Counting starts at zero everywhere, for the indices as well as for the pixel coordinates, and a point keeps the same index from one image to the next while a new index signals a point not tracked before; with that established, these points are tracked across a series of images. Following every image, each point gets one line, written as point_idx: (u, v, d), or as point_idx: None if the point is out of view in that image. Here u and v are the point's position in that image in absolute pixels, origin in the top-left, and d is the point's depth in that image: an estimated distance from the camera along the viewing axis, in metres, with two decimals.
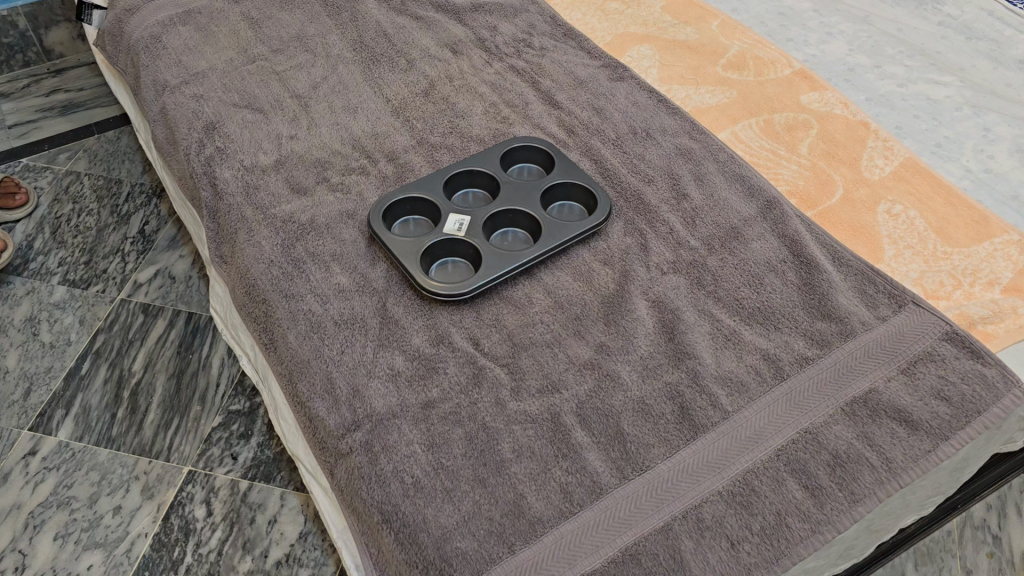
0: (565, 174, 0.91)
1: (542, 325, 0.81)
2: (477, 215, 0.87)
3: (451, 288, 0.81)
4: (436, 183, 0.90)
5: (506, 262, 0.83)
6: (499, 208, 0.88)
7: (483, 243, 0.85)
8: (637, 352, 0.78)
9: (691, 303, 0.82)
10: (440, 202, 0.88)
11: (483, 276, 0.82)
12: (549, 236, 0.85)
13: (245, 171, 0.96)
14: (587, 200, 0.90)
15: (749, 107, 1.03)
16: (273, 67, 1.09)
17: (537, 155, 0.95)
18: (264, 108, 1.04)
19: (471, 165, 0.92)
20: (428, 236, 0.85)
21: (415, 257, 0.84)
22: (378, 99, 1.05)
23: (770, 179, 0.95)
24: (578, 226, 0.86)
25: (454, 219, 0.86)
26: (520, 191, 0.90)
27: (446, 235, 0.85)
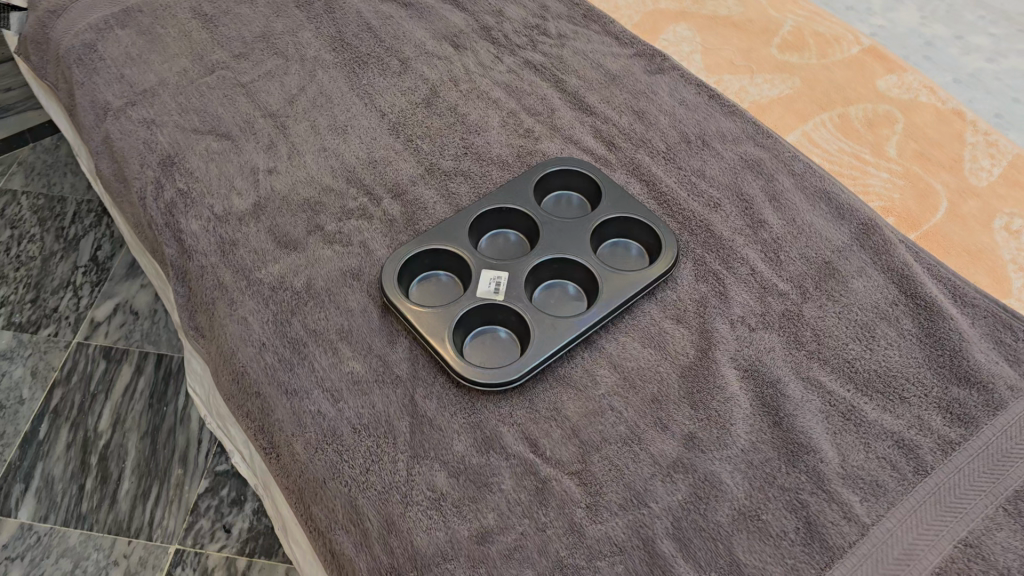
0: (617, 205, 0.74)
1: (613, 414, 0.64)
2: (515, 269, 0.70)
3: (496, 374, 0.64)
4: (460, 228, 0.73)
5: (560, 333, 0.66)
6: (542, 257, 0.71)
7: (528, 307, 0.68)
8: (737, 445, 0.62)
9: (792, 370, 0.67)
10: (467, 254, 0.71)
11: (534, 355, 0.65)
12: (609, 293, 0.69)
13: (216, 220, 0.77)
14: (648, 238, 0.73)
15: (817, 98, 0.86)
16: (237, 78, 0.89)
17: (578, 180, 0.78)
18: (231, 133, 0.84)
19: (499, 200, 0.75)
20: (458, 303, 0.68)
21: (445, 332, 0.67)
22: (371, 113, 0.86)
23: (858, 192, 0.78)
24: (643, 277, 0.70)
25: (489, 278, 0.69)
26: (565, 231, 0.72)
27: (481, 300, 0.68)
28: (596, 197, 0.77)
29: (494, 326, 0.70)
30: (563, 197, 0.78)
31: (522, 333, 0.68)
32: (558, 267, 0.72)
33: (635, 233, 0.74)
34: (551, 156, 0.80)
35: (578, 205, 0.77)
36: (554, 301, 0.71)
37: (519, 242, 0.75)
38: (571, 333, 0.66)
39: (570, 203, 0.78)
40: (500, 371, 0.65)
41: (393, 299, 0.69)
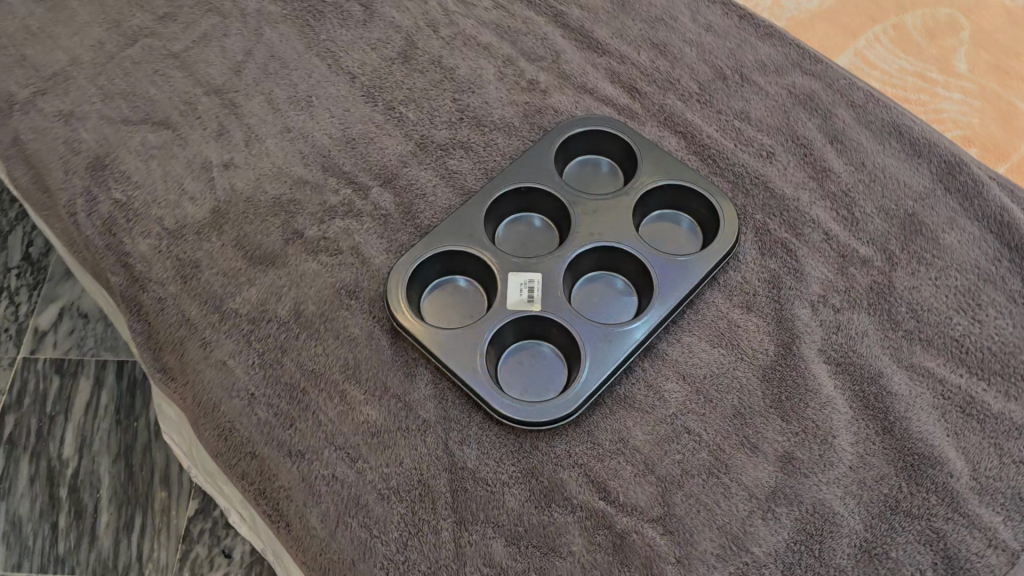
0: (658, 171, 0.62)
1: (690, 438, 0.53)
2: (550, 268, 0.58)
3: (546, 407, 0.53)
4: (474, 220, 0.60)
5: (616, 344, 0.55)
6: (579, 249, 0.59)
7: (573, 316, 0.56)
8: (845, 463, 0.52)
9: (893, 357, 0.56)
10: (489, 254, 0.58)
11: (590, 378, 0.54)
12: (666, 286, 0.57)
13: (169, 238, 0.63)
14: (700, 209, 0.61)
15: (865, 8, 0.73)
16: (167, 47, 0.73)
17: (604, 142, 0.65)
18: (170, 120, 0.69)
19: (516, 178, 0.61)
20: (487, 319, 0.56)
21: (477, 358, 0.55)
22: (338, 77, 0.70)
23: (931, 121, 0.66)
24: (704, 261, 0.58)
25: (519, 284, 0.57)
26: (601, 213, 0.60)
27: (514, 313, 0.56)
28: (628, 162, 0.64)
29: (531, 340, 0.58)
30: (589, 164, 0.65)
31: (568, 347, 0.56)
32: (598, 257, 0.60)
33: (682, 203, 0.62)
34: (568, 115, 0.67)
35: (609, 172, 0.64)
36: (598, 299, 0.59)
37: (545, 228, 0.62)
38: (629, 344, 0.55)
39: (598, 171, 0.65)
40: (551, 403, 0.53)
41: (406, 321, 0.56)
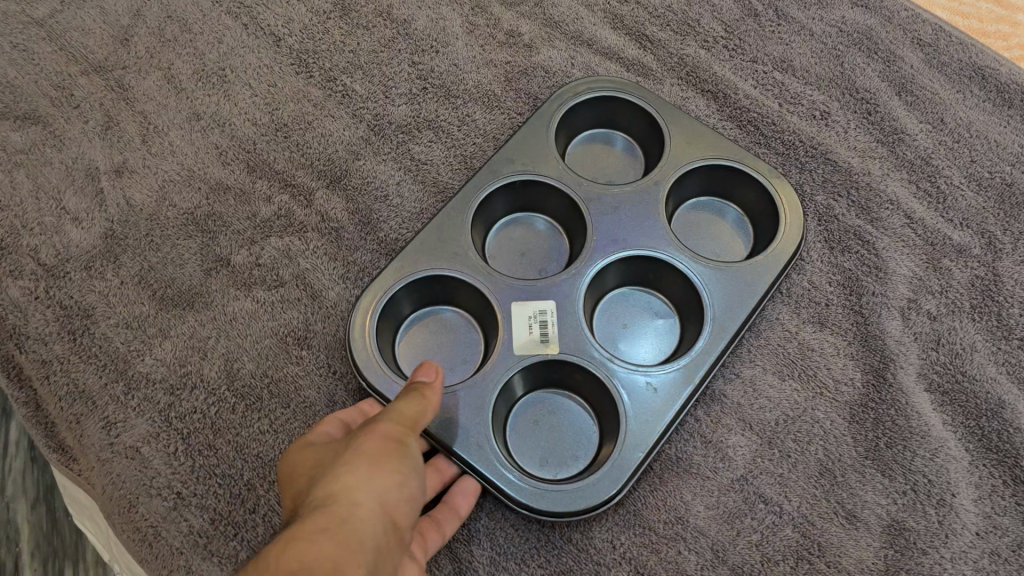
0: (693, 148, 0.48)
1: (768, 509, 0.41)
2: (566, 292, 0.44)
3: (580, 488, 0.39)
4: (460, 232, 0.45)
5: (665, 391, 0.41)
6: (601, 262, 0.45)
7: (605, 358, 0.42)
8: (971, 529, 0.40)
9: (1012, 378, 0.44)
10: (485, 279, 0.44)
11: (636, 442, 0.40)
12: (722, 304, 0.43)
13: (50, 278, 0.47)
14: (750, 194, 0.47)
15: None
16: (28, 12, 0.56)
17: (618, 115, 0.50)
18: (38, 112, 0.52)
19: (511, 170, 0.47)
20: (489, 368, 0.42)
21: (480, 423, 0.40)
22: (257, 40, 0.54)
23: (1016, 57, 0.52)
24: (765, 266, 0.44)
25: (528, 318, 0.43)
26: (625, 211, 0.46)
27: (525, 358, 0.42)
28: (651, 139, 0.50)
29: (546, 391, 0.44)
30: (599, 143, 0.51)
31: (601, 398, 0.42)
32: (624, 269, 0.46)
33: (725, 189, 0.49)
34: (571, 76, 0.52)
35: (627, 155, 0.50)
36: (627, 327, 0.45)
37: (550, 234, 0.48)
38: (682, 389, 0.41)
39: (611, 152, 0.51)
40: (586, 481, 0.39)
41: (377, 376, 0.41)
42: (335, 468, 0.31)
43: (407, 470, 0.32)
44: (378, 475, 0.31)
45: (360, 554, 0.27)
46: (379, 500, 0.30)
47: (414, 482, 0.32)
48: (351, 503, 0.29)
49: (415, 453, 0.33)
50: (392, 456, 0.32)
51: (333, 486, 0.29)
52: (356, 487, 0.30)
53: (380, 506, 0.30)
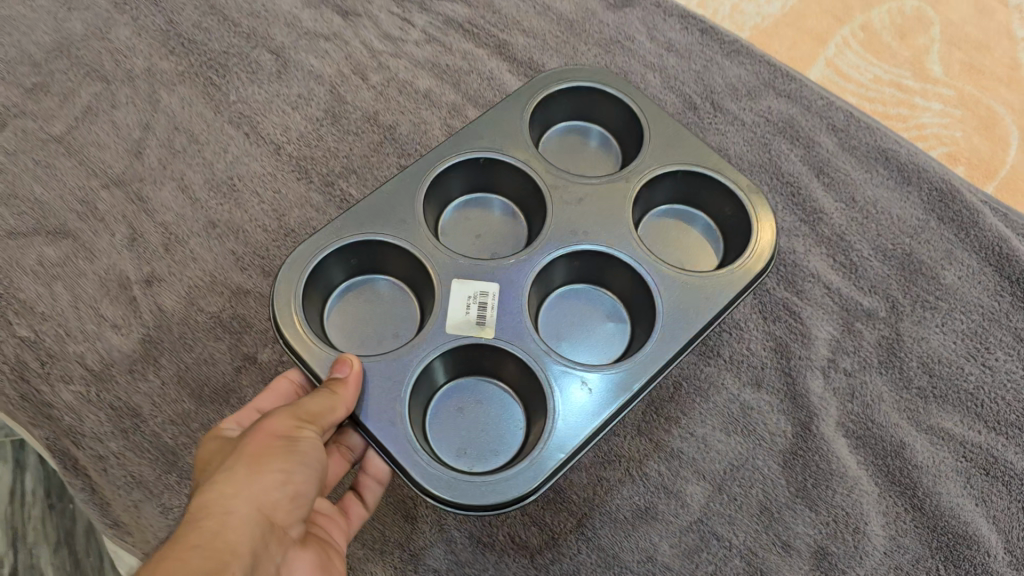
0: (671, 155, 0.53)
1: (720, 544, 0.50)
2: (506, 278, 0.48)
3: (485, 486, 0.41)
4: (406, 201, 0.50)
5: (591, 402, 0.44)
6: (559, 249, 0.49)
7: (542, 351, 0.46)
8: (880, 549, 0.50)
9: (911, 422, 0.53)
10: (422, 252, 0.49)
11: (563, 443, 0.43)
12: (678, 311, 0.47)
13: (98, 381, 0.54)
14: (725, 208, 0.53)
15: (829, 8, 0.67)
16: (48, 130, 0.62)
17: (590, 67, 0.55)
18: (68, 225, 0.59)
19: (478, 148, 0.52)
20: (427, 344, 0.46)
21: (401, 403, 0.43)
22: (259, 149, 0.61)
23: (913, 139, 0.62)
24: (722, 288, 0.48)
25: (463, 295, 0.47)
26: (592, 204, 0.51)
27: (457, 336, 0.46)
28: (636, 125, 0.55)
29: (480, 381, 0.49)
30: (573, 132, 0.58)
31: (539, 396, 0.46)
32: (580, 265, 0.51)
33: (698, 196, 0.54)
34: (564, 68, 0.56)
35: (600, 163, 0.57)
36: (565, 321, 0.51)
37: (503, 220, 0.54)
38: (615, 399, 0.44)
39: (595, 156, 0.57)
40: (495, 482, 0.41)
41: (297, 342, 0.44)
42: (224, 472, 0.38)
43: (287, 468, 0.38)
44: (260, 474, 0.37)
45: (234, 558, 0.34)
46: (257, 502, 0.37)
47: (295, 477, 0.39)
48: (231, 502, 0.36)
49: (304, 450, 0.39)
50: (275, 457, 0.38)
51: (215, 494, 0.36)
52: (235, 495, 0.36)
53: (258, 506, 0.37)
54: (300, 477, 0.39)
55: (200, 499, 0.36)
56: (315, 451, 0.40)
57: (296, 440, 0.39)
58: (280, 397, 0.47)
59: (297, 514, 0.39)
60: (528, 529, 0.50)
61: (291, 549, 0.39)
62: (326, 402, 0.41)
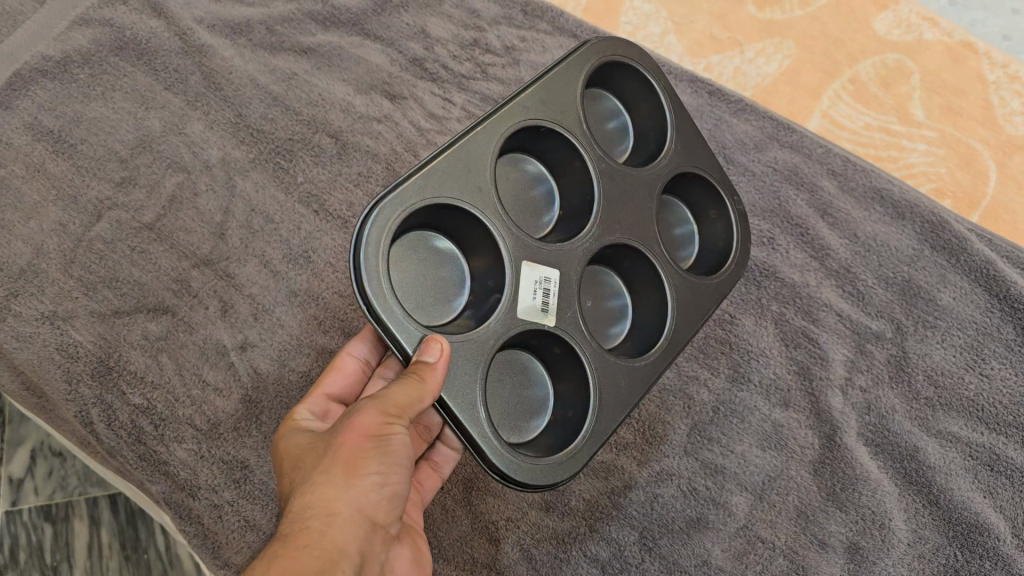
0: (686, 159, 0.58)
1: (766, 546, 0.58)
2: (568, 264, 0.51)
3: (549, 471, 0.46)
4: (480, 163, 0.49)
5: (624, 391, 0.51)
6: (608, 241, 0.53)
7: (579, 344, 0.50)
8: (904, 540, 0.58)
9: (922, 428, 0.61)
10: (492, 222, 0.49)
11: (599, 433, 0.49)
12: (678, 316, 0.55)
13: (208, 439, 0.62)
14: (710, 211, 0.61)
15: (820, 64, 0.76)
16: (138, 218, 0.69)
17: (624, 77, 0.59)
18: (165, 303, 0.66)
19: (544, 116, 0.52)
20: (503, 328, 0.48)
21: (478, 389, 0.45)
22: (328, 224, 0.70)
23: (904, 177, 0.71)
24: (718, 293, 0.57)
25: (535, 276, 0.50)
26: (634, 195, 0.55)
27: (526, 323, 0.49)
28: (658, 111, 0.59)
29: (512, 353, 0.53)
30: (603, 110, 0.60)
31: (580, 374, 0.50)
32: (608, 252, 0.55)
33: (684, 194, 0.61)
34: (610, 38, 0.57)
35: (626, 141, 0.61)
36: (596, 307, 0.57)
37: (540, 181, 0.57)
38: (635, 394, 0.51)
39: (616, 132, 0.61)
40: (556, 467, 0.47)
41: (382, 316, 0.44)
42: (324, 477, 0.40)
43: (383, 470, 0.41)
44: (357, 481, 0.40)
45: (339, 566, 0.37)
46: (358, 505, 0.40)
47: (391, 477, 0.41)
48: (330, 514, 0.39)
49: (397, 451, 0.41)
50: (370, 459, 0.40)
51: (318, 500, 0.39)
52: (338, 498, 0.39)
53: (358, 510, 0.39)
54: (395, 477, 0.41)
55: (305, 502, 0.40)
56: (405, 448, 0.42)
57: (389, 438, 0.41)
58: (346, 374, 0.54)
59: (395, 511, 0.42)
60: (597, 544, 0.57)
61: (389, 543, 0.42)
62: (413, 396, 0.41)
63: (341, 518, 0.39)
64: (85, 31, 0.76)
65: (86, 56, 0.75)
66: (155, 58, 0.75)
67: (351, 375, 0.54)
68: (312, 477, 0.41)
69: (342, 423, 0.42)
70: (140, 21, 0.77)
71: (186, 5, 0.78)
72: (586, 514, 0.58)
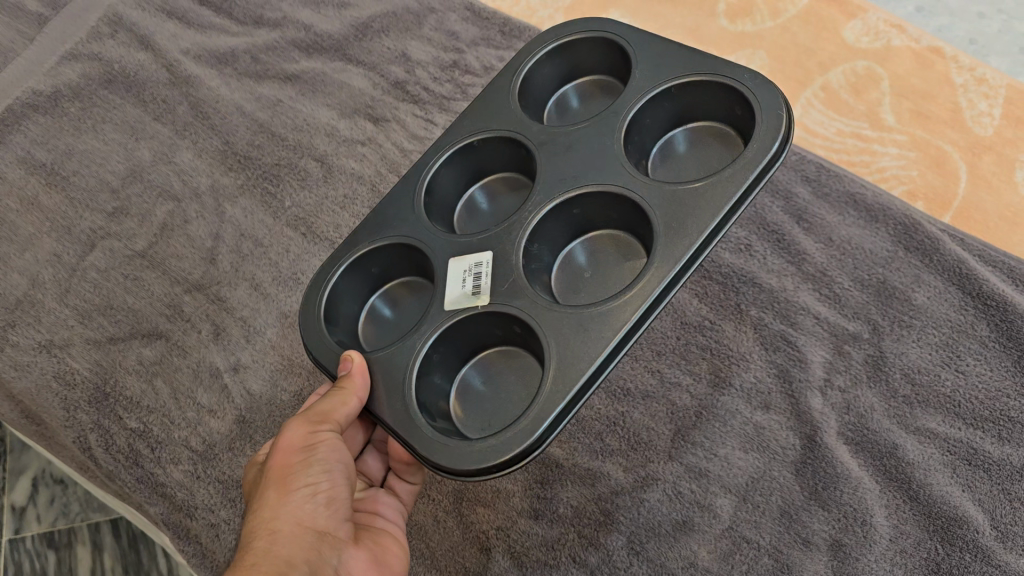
0: (657, 78, 0.58)
1: (751, 546, 0.58)
2: (501, 247, 0.54)
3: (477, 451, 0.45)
4: (405, 208, 0.58)
5: (595, 339, 0.48)
6: (552, 202, 0.55)
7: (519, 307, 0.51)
8: (886, 536, 0.58)
9: (899, 425, 0.63)
10: (423, 243, 0.56)
11: (567, 366, 0.48)
12: (671, 227, 0.51)
13: (203, 460, 0.63)
14: (735, 106, 0.56)
15: (791, 74, 0.78)
16: (130, 246, 0.71)
17: (583, 42, 0.63)
18: (159, 328, 0.68)
19: (464, 139, 0.60)
20: (429, 320, 0.53)
21: (407, 390, 0.50)
22: (317, 246, 0.70)
23: (876, 181, 0.73)
24: (727, 190, 0.51)
25: (462, 269, 0.54)
26: (579, 151, 0.57)
27: (458, 310, 0.52)
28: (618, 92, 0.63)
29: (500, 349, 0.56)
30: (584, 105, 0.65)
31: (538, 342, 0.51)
32: (581, 210, 0.57)
33: (701, 107, 0.59)
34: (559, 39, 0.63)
35: (598, 87, 0.65)
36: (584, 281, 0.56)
37: (512, 192, 0.62)
38: (614, 321, 0.49)
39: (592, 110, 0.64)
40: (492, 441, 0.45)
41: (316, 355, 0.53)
42: (266, 499, 0.46)
43: (310, 480, 0.47)
44: (290, 494, 0.46)
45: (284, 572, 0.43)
46: (294, 516, 0.45)
47: (324, 484, 0.47)
48: (272, 530, 0.45)
49: (326, 458, 0.47)
50: (297, 475, 0.47)
51: (261, 525, 0.45)
52: (277, 516, 0.45)
53: (296, 521, 0.45)
54: (327, 482, 0.47)
55: (251, 531, 0.46)
56: (333, 453, 0.48)
57: (311, 451, 0.47)
58: None
59: (340, 516, 0.47)
60: (586, 549, 0.59)
61: (345, 546, 0.47)
62: (332, 402, 0.48)
63: (283, 533, 0.45)
64: (74, 65, 0.78)
65: (76, 90, 0.77)
66: (143, 90, 0.78)
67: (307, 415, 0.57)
68: (256, 507, 0.47)
69: (273, 455, 0.48)
70: (127, 54, 0.79)
71: (172, 36, 0.80)
72: (573, 520, 0.60)
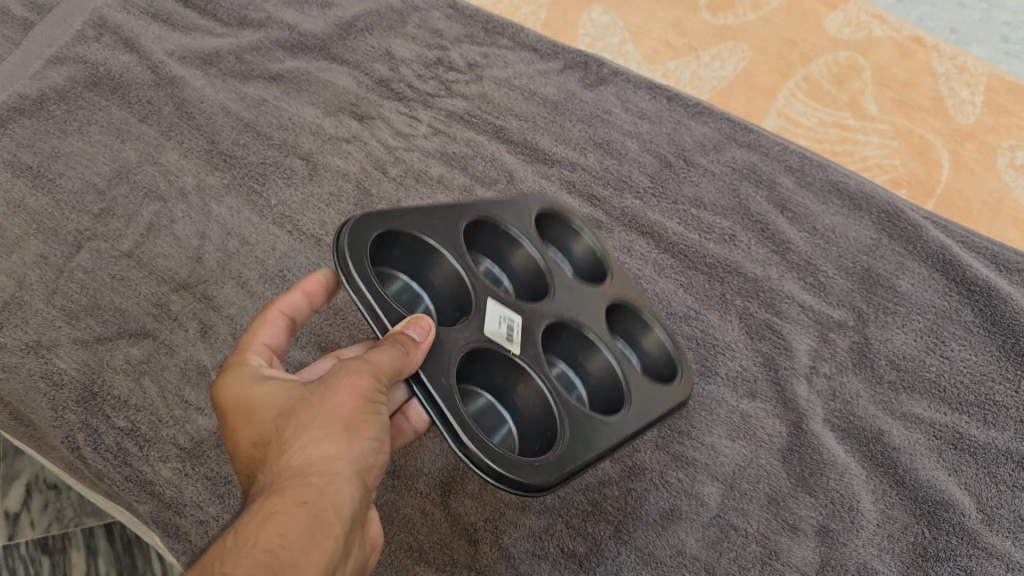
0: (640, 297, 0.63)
1: (738, 533, 0.58)
2: (531, 321, 0.55)
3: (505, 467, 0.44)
4: (437, 221, 0.55)
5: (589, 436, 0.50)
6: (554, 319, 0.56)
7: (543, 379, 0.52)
8: (873, 521, 0.58)
9: (885, 411, 0.63)
10: (460, 267, 0.54)
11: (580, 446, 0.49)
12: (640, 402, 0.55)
13: (192, 457, 0.63)
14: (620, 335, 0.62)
15: (774, 65, 0.78)
16: (117, 247, 0.71)
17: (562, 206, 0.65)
18: (147, 327, 0.68)
19: (483, 210, 0.59)
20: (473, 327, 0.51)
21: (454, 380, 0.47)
22: (301, 243, 0.71)
23: (860, 170, 0.73)
24: (678, 397, 0.57)
25: (500, 314, 0.53)
26: (575, 295, 0.59)
27: (492, 343, 0.51)
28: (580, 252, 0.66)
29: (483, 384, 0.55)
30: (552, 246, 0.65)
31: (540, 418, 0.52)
32: (568, 335, 0.57)
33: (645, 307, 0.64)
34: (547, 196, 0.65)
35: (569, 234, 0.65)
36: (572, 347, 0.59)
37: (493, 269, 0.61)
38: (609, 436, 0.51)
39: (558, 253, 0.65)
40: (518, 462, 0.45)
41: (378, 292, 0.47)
42: (311, 433, 0.40)
43: (376, 436, 0.42)
44: (352, 442, 0.41)
45: (332, 525, 0.38)
46: (354, 466, 0.41)
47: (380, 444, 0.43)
48: (328, 474, 0.39)
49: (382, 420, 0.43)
50: (366, 424, 0.42)
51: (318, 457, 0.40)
52: (338, 457, 0.40)
53: (353, 470, 0.40)
54: (383, 443, 0.43)
55: (298, 458, 0.40)
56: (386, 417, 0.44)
57: (378, 404, 0.43)
58: (274, 327, 0.51)
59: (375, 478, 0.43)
60: (573, 539, 0.58)
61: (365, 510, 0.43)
62: (402, 365, 0.43)
63: (336, 477, 0.40)
64: (59, 68, 0.78)
65: (61, 93, 0.77)
66: (129, 92, 0.78)
67: (279, 324, 0.50)
68: (305, 429, 0.41)
69: (331, 382, 0.42)
70: (112, 56, 0.79)
71: (157, 39, 0.81)
72: (561, 510, 0.59)
